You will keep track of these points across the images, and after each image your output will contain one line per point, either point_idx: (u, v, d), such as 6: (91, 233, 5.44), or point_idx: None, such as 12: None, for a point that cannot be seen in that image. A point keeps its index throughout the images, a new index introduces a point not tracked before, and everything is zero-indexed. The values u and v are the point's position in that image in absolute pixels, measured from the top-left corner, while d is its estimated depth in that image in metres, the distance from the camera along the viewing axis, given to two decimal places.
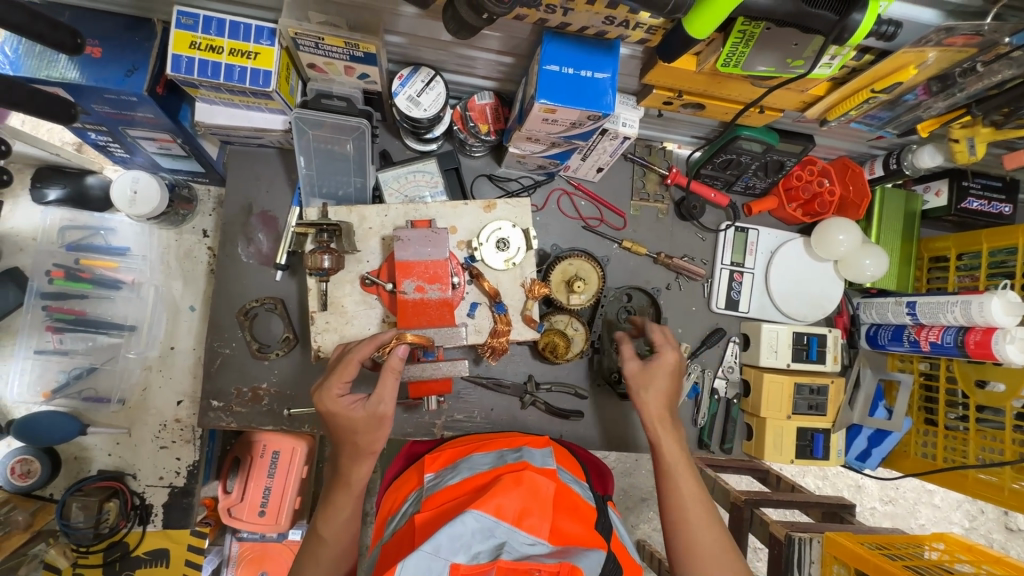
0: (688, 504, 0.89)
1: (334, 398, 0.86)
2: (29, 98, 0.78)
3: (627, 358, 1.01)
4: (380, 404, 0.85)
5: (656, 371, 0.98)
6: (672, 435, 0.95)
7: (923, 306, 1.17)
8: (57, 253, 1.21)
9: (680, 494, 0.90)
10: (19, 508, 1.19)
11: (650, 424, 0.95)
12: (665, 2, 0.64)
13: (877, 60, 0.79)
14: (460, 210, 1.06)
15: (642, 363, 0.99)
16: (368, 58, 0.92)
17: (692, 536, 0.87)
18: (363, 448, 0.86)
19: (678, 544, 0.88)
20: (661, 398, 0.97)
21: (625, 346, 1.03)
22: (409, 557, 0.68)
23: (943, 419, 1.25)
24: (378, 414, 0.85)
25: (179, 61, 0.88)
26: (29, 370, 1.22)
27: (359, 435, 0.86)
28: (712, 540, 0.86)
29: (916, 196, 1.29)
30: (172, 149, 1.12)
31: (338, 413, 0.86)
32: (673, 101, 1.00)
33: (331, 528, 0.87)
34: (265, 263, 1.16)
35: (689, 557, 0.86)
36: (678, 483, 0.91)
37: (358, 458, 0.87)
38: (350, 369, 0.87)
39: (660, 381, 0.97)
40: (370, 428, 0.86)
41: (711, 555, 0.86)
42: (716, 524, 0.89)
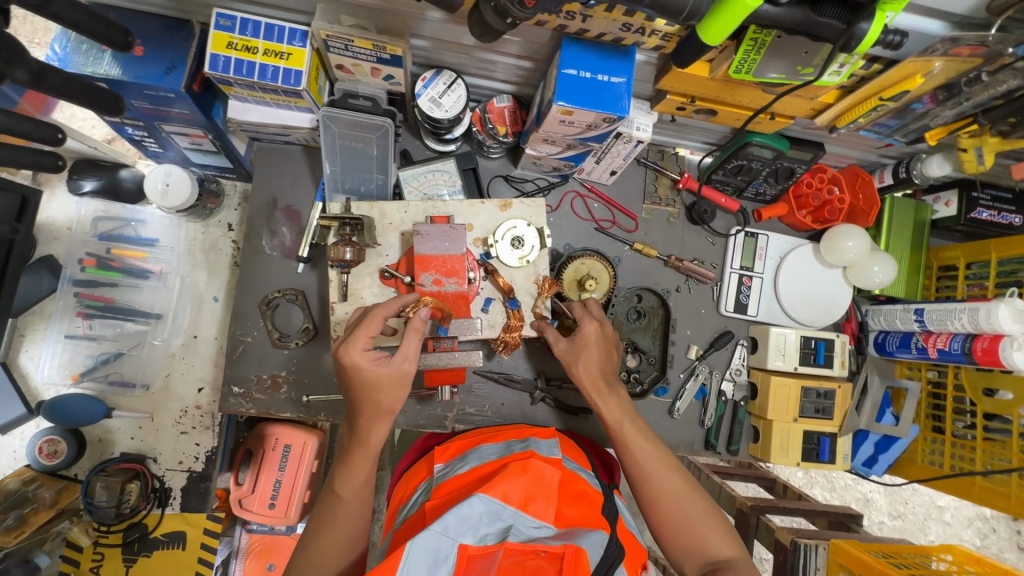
0: (646, 463, 0.93)
1: (360, 351, 0.89)
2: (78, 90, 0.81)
3: (554, 341, 1.04)
4: (403, 360, 0.89)
5: (583, 344, 1.01)
6: (608, 403, 0.98)
7: (931, 314, 1.19)
8: (90, 242, 1.28)
9: (635, 455, 0.94)
10: (46, 485, 1.23)
11: (591, 395, 0.99)
12: (681, 9, 0.68)
13: (885, 70, 0.82)
14: (477, 209, 1.10)
15: (567, 340, 1.03)
16: (394, 60, 0.97)
17: (654, 485, 0.92)
18: (384, 406, 0.89)
19: (648, 501, 0.92)
20: (593, 368, 1.00)
21: (550, 330, 1.06)
22: (420, 535, 0.69)
23: (950, 428, 1.26)
24: (402, 371, 0.89)
25: (216, 60, 0.93)
26: (59, 354, 1.27)
27: (381, 393, 0.88)
28: (676, 490, 0.91)
29: (925, 205, 1.31)
30: (203, 145, 1.17)
31: (361, 368, 0.88)
32: (686, 107, 1.03)
33: (349, 486, 0.87)
34: (288, 255, 1.20)
35: (661, 511, 0.90)
36: (632, 446, 0.95)
37: (377, 418, 0.89)
38: (375, 325, 0.90)
39: (589, 351, 1.01)
40: (393, 386, 0.89)
41: (681, 504, 0.90)
42: (677, 473, 0.93)
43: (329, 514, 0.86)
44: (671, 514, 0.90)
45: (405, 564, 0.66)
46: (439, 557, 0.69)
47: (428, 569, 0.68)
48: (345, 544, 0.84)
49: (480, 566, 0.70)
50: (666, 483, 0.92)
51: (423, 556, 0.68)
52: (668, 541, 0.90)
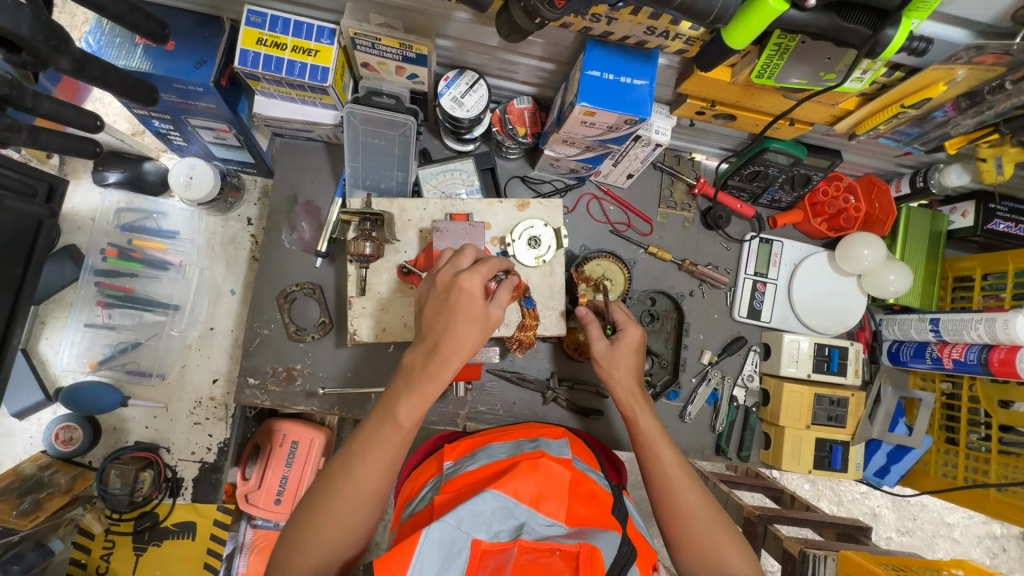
0: (673, 473, 0.94)
1: (473, 277, 0.84)
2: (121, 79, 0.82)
3: (596, 339, 1.02)
4: (496, 307, 0.85)
5: (622, 351, 1.01)
6: (641, 411, 0.99)
7: (947, 323, 1.18)
8: (112, 233, 1.31)
9: (662, 465, 0.94)
10: (62, 471, 1.25)
11: (625, 402, 1.00)
12: (709, 12, 0.68)
13: (907, 77, 0.83)
14: (494, 208, 1.11)
15: (609, 341, 1.02)
16: (420, 59, 0.98)
17: (676, 501, 0.92)
18: (471, 346, 0.84)
19: (669, 511, 0.92)
20: (630, 375, 1.01)
21: (590, 325, 1.04)
22: (434, 525, 0.70)
23: (964, 439, 1.25)
24: (492, 320, 0.85)
25: (246, 55, 0.95)
26: (78, 342, 1.29)
27: (471, 330, 0.83)
28: (699, 502, 0.91)
29: (942, 216, 1.31)
30: (227, 139, 1.19)
31: (465, 294, 0.83)
32: (706, 111, 1.04)
33: (409, 411, 0.83)
34: (306, 250, 1.21)
35: (683, 522, 0.90)
36: (660, 455, 0.95)
37: (457, 356, 0.83)
38: (491, 263, 0.86)
39: (627, 359, 1.01)
40: (481, 328, 0.84)
41: (702, 516, 0.90)
42: (698, 489, 0.93)
43: (379, 432, 0.83)
44: (693, 526, 0.89)
45: (419, 556, 0.68)
46: (451, 550, 0.70)
47: (442, 561, 0.69)
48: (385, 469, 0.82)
49: (495, 560, 0.72)
50: (690, 494, 0.92)
51: (436, 547, 0.69)
52: (683, 555, 0.90)
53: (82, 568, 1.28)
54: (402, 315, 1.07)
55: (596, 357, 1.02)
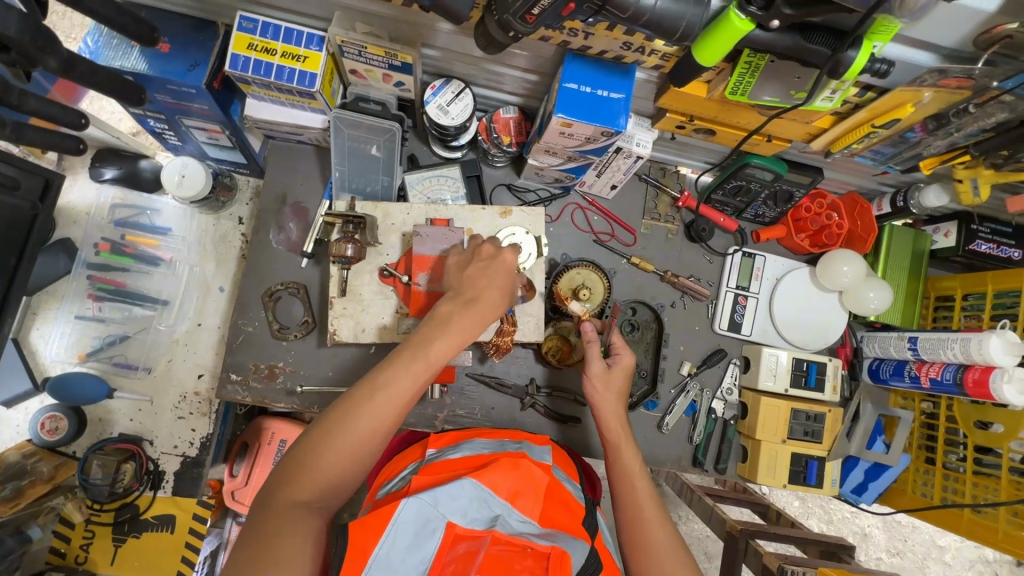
0: (645, 504, 0.92)
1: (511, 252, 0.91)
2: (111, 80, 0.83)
3: (593, 358, 1.05)
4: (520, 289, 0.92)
5: (616, 373, 1.05)
6: (622, 439, 0.99)
7: (924, 341, 1.19)
8: (106, 227, 1.34)
9: (634, 495, 0.93)
10: (45, 460, 1.27)
11: (608, 429, 1.00)
12: (674, 29, 0.70)
13: (877, 97, 0.84)
14: (478, 214, 1.13)
15: (606, 364, 1.05)
16: (405, 67, 1.01)
17: (643, 532, 0.89)
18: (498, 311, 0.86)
19: (632, 543, 0.89)
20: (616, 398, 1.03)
21: (590, 345, 1.06)
22: (414, 496, 0.73)
23: (942, 459, 1.25)
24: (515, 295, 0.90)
25: (236, 59, 0.98)
26: (68, 334, 1.32)
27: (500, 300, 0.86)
28: (664, 538, 0.88)
29: (925, 235, 1.32)
30: (220, 140, 1.22)
31: (504, 266, 0.89)
32: (686, 125, 1.06)
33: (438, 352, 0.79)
34: (292, 250, 1.24)
35: (643, 556, 0.87)
36: (635, 485, 0.94)
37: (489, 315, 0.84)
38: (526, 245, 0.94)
39: (617, 380, 1.04)
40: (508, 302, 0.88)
41: (665, 554, 0.87)
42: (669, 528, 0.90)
43: (404, 365, 0.77)
44: (654, 561, 0.86)
45: (394, 525, 0.71)
46: (427, 526, 0.72)
47: (415, 535, 0.71)
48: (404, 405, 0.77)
49: (467, 546, 0.72)
50: (657, 528, 0.89)
51: (412, 519, 0.72)
52: None
53: (60, 558, 1.29)
54: (382, 316, 1.09)
55: (589, 376, 1.04)
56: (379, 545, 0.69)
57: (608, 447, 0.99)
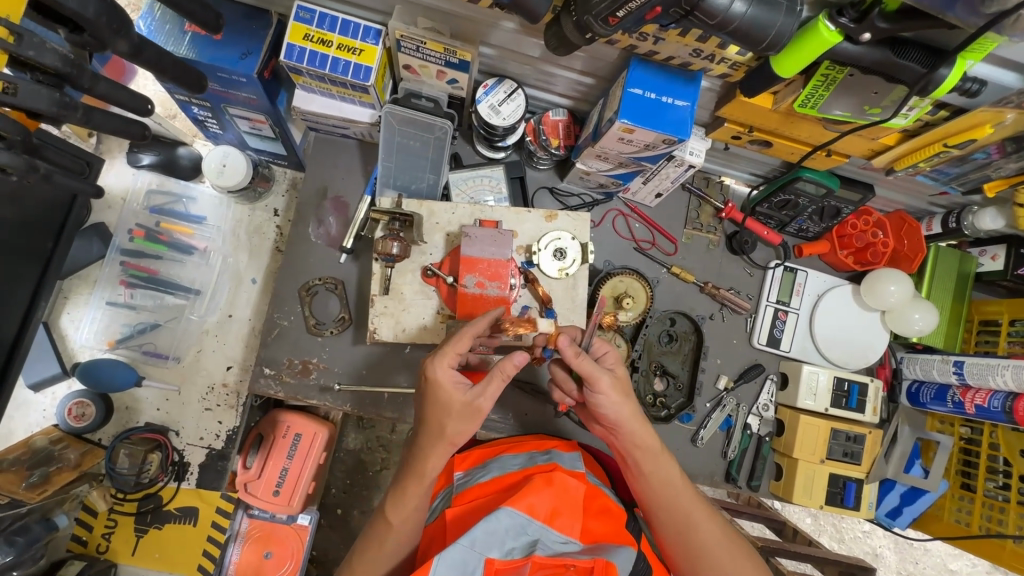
0: (692, 510, 0.90)
1: (443, 368, 0.84)
2: (174, 66, 0.82)
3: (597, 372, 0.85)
4: (480, 397, 0.84)
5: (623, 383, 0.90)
6: (658, 445, 0.90)
7: (972, 367, 1.16)
8: (141, 214, 1.32)
9: (680, 504, 0.90)
10: (72, 446, 1.26)
11: (641, 436, 0.89)
12: (763, 39, 0.69)
13: (953, 116, 0.83)
14: (522, 216, 1.10)
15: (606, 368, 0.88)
16: (462, 65, 1.00)
17: (698, 538, 0.89)
18: (447, 436, 0.85)
19: (689, 550, 0.89)
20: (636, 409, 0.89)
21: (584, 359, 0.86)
22: (448, 549, 0.69)
23: (981, 487, 1.22)
24: (475, 406, 0.84)
25: (292, 49, 0.96)
26: (99, 319, 1.30)
27: (449, 420, 0.84)
28: (720, 536, 0.89)
29: (971, 258, 1.29)
30: (262, 130, 1.20)
31: (440, 385, 0.84)
32: (742, 136, 1.04)
33: (400, 513, 0.86)
34: (332, 245, 1.22)
35: (702, 561, 0.88)
36: (680, 494, 0.90)
37: (438, 447, 0.85)
38: (466, 346, 0.85)
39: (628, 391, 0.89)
40: (463, 417, 0.84)
41: (723, 553, 0.88)
42: (718, 522, 0.91)
43: (379, 536, 0.86)
44: (713, 564, 0.88)
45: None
46: (466, 569, 0.69)
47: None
48: (389, 561, 0.86)
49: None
50: (711, 531, 0.89)
51: (450, 567, 0.69)
52: None
53: (81, 546, 1.28)
54: (423, 318, 1.06)
55: (600, 392, 0.86)
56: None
57: (643, 456, 0.90)
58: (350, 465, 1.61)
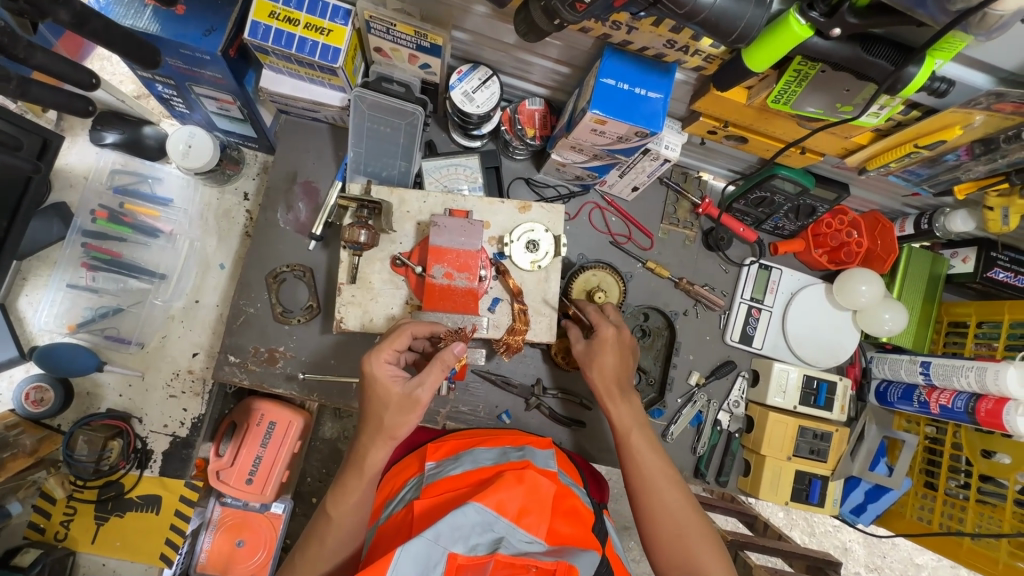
0: (649, 471, 0.92)
1: (380, 364, 0.88)
2: (123, 39, 0.78)
3: (575, 341, 1.05)
4: (418, 387, 0.86)
5: (598, 349, 1.00)
6: (620, 405, 0.97)
7: (938, 367, 1.17)
8: (104, 194, 1.28)
9: (649, 479, 0.92)
10: (28, 432, 1.21)
11: (605, 397, 0.98)
12: (732, 30, 0.67)
13: (923, 117, 0.83)
14: (495, 207, 1.08)
15: (586, 342, 1.03)
16: (434, 49, 0.98)
17: (650, 499, 0.90)
18: (386, 429, 0.86)
19: (644, 511, 0.91)
20: (609, 369, 0.99)
21: (573, 330, 1.08)
22: (410, 542, 0.67)
23: (943, 485, 1.25)
24: (413, 398, 0.85)
25: (257, 27, 0.93)
26: (58, 303, 1.26)
27: (387, 413, 0.86)
28: (673, 502, 0.90)
29: (942, 259, 1.30)
30: (230, 111, 1.16)
31: (379, 382, 0.87)
32: (718, 131, 1.02)
33: (341, 508, 0.86)
34: (301, 231, 1.19)
35: (655, 524, 0.89)
36: (639, 453, 0.94)
37: (376, 440, 0.86)
38: (403, 342, 0.89)
39: (603, 358, 0.99)
40: (401, 409, 0.85)
41: (675, 520, 0.89)
42: (676, 489, 0.91)
43: (320, 533, 0.86)
44: (665, 526, 0.88)
45: (395, 566, 0.66)
46: (428, 564, 0.67)
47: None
48: (331, 559, 0.86)
49: None
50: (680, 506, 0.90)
51: (412, 562, 0.67)
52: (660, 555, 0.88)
53: (38, 533, 1.25)
54: (391, 308, 1.03)
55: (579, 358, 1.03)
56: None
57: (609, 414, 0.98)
58: (324, 454, 1.59)
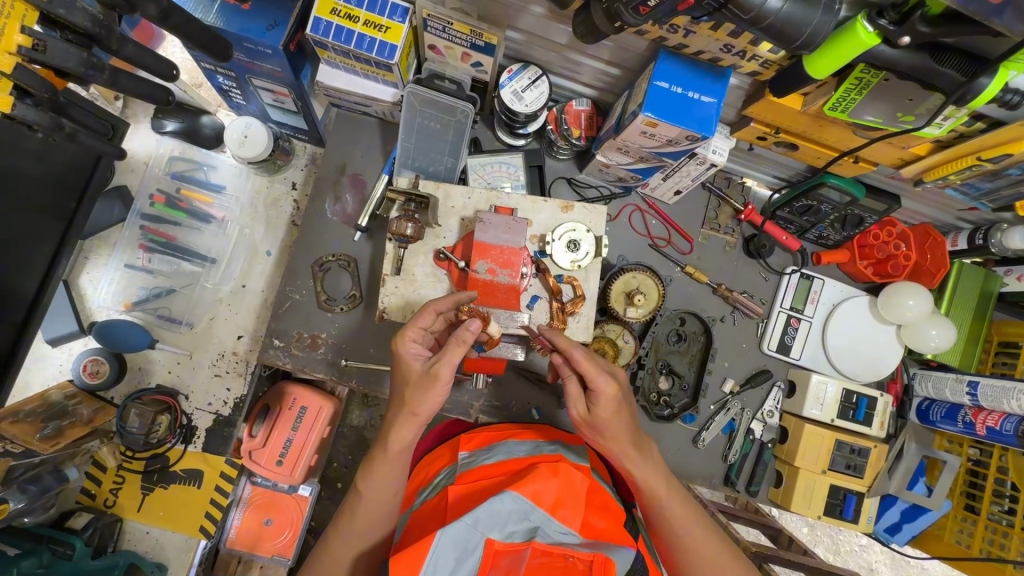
0: (683, 527, 0.85)
1: (406, 343, 0.89)
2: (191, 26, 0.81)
3: (573, 398, 0.85)
4: (436, 364, 0.85)
5: (604, 412, 0.82)
6: (639, 463, 0.84)
7: (986, 389, 1.13)
8: (163, 179, 1.33)
9: (684, 535, 0.85)
10: (85, 403, 1.29)
11: (620, 456, 0.84)
12: (796, 37, 0.67)
13: (989, 129, 0.81)
14: (538, 206, 1.09)
15: (590, 403, 0.84)
16: (487, 48, 1.00)
17: (691, 554, 0.85)
18: (407, 405, 0.85)
19: (682, 563, 0.86)
20: (622, 428, 0.84)
21: (565, 385, 0.85)
22: (450, 525, 0.69)
23: (985, 510, 1.21)
24: (432, 374, 0.84)
25: (319, 23, 0.96)
26: (116, 281, 1.33)
27: (410, 389, 0.86)
28: (713, 551, 0.85)
29: (995, 276, 1.26)
30: (285, 103, 1.20)
31: (403, 360, 0.88)
32: (769, 137, 1.02)
33: (372, 483, 0.87)
34: (347, 222, 1.23)
35: None
36: (668, 510, 0.85)
37: (400, 415, 0.86)
38: (426, 320, 0.89)
39: (615, 415, 0.82)
40: (420, 385, 0.85)
41: (719, 569, 0.85)
42: (713, 535, 0.87)
43: (350, 509, 0.88)
44: None
45: (433, 552, 0.68)
46: (467, 547, 0.69)
47: (455, 561, 0.68)
48: (362, 541, 0.87)
49: (508, 561, 0.71)
50: (711, 562, 0.85)
51: (451, 545, 0.69)
52: None
53: (90, 498, 1.32)
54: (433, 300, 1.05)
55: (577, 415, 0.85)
56: (421, 572, 0.67)
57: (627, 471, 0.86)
58: (352, 441, 1.63)
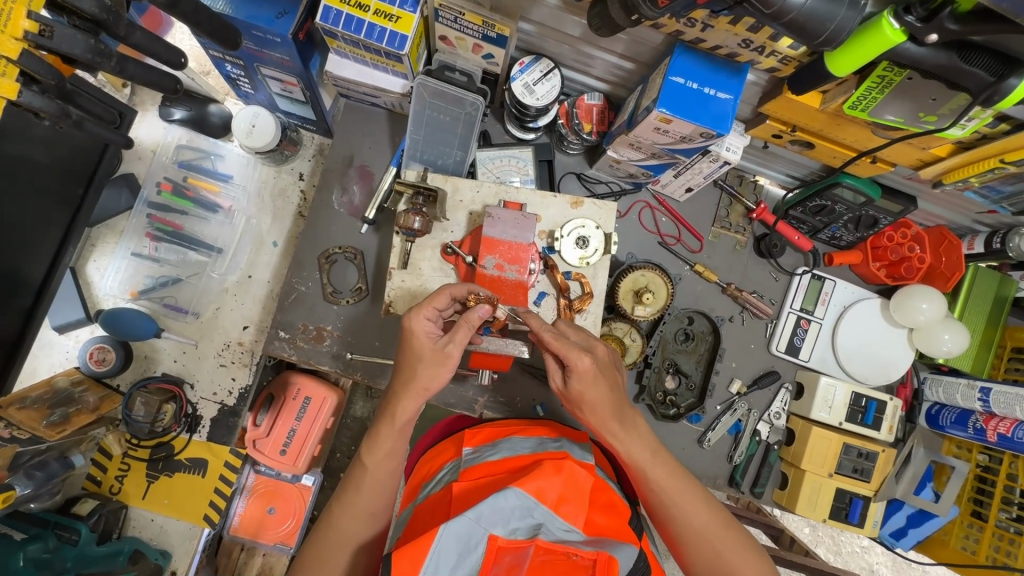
0: (673, 498, 0.85)
1: (419, 319, 0.86)
2: (195, 11, 0.81)
3: (553, 372, 0.88)
4: (448, 343, 0.86)
5: (582, 385, 0.84)
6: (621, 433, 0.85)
7: (998, 396, 1.12)
8: (170, 167, 1.34)
9: (674, 504, 0.85)
10: (91, 390, 1.29)
11: (603, 426, 0.86)
12: (819, 33, 0.65)
13: (1013, 131, 0.80)
14: (548, 201, 1.07)
15: (565, 379, 0.87)
16: (499, 40, 0.98)
17: (683, 524, 0.85)
18: (419, 383, 0.86)
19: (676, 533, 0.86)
20: (602, 401, 0.85)
21: (547, 359, 0.89)
22: (453, 520, 0.68)
23: (992, 517, 1.20)
24: (444, 354, 0.86)
25: (329, 12, 0.94)
26: (123, 270, 1.33)
27: (420, 365, 0.86)
28: (704, 519, 0.85)
29: (1010, 281, 1.24)
30: (293, 93, 1.18)
31: (414, 335, 0.86)
32: (784, 135, 0.99)
33: (375, 457, 0.87)
34: (354, 214, 1.22)
35: (692, 545, 0.85)
36: (656, 479, 0.85)
37: (409, 391, 0.87)
38: (442, 301, 0.88)
39: (592, 389, 0.84)
40: (433, 363, 0.86)
41: (713, 538, 0.84)
42: (704, 504, 0.86)
43: (356, 481, 0.88)
44: (703, 547, 0.84)
45: (436, 546, 0.67)
46: (469, 543, 0.68)
47: (458, 556, 0.68)
48: (368, 525, 0.87)
49: (512, 557, 0.70)
50: (703, 529, 0.84)
51: (453, 539, 0.68)
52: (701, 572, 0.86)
53: (95, 485, 1.32)
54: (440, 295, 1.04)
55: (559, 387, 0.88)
56: (424, 567, 0.66)
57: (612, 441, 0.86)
58: (355, 432, 1.64)
